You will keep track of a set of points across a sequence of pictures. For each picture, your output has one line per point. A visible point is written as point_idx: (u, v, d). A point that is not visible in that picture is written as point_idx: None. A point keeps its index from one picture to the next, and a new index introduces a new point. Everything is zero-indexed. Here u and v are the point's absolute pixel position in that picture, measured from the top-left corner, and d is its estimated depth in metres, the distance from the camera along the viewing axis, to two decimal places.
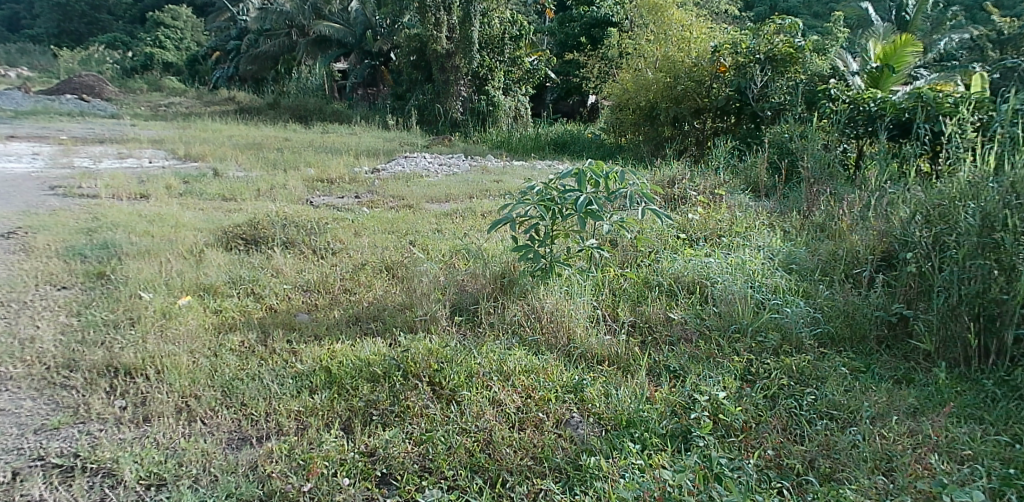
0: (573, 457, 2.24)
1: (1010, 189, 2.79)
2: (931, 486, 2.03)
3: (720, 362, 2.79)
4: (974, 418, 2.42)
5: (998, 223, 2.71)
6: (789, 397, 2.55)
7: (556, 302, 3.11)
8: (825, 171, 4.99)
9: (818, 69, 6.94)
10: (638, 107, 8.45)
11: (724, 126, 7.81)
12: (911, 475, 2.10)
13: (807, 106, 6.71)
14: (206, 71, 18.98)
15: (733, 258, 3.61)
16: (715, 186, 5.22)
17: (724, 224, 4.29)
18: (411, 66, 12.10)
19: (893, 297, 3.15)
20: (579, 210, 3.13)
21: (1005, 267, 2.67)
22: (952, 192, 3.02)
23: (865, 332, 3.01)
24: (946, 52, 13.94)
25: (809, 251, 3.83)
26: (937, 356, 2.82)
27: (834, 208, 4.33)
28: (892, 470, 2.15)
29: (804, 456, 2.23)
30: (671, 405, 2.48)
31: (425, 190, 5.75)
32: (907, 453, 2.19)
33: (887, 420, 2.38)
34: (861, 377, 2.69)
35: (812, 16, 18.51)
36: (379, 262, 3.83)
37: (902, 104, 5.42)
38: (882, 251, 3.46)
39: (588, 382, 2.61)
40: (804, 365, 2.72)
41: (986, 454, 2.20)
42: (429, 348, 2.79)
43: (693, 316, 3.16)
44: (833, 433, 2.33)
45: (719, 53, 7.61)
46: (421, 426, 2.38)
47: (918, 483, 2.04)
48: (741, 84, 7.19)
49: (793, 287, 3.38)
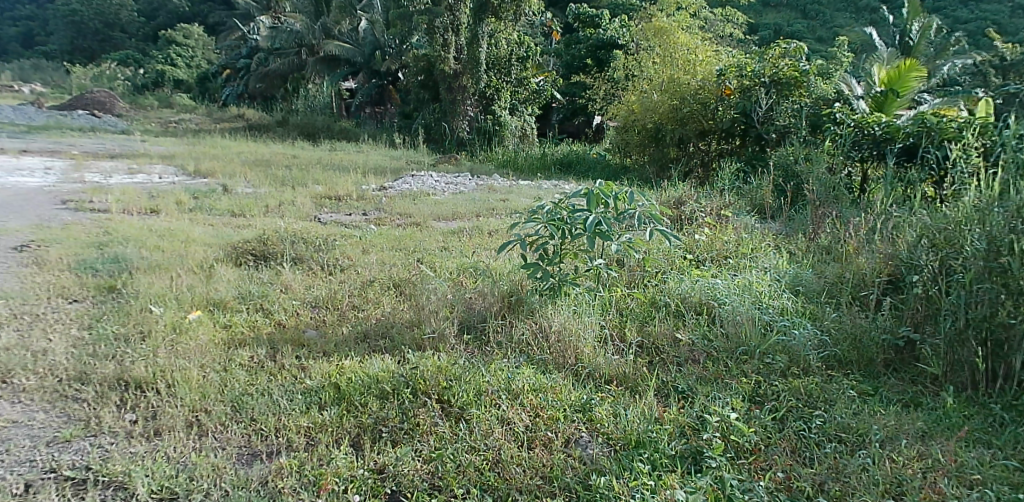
0: (583, 477, 2.24)
1: (1016, 214, 2.79)
2: None
3: (728, 383, 2.80)
4: (982, 441, 2.43)
5: (1004, 248, 2.73)
6: (799, 420, 2.56)
7: (564, 320, 3.12)
8: (830, 194, 5.04)
9: (822, 93, 6.95)
10: (644, 128, 8.48)
11: (729, 148, 7.84)
12: (922, 498, 2.11)
13: (812, 129, 6.75)
14: (216, 88, 19.17)
15: (740, 281, 3.65)
16: (721, 208, 5.27)
17: (730, 245, 4.32)
18: (418, 86, 12.13)
19: (901, 320, 3.16)
20: (587, 230, 3.17)
21: (1012, 291, 2.68)
22: (958, 217, 3.06)
23: (872, 356, 3.02)
24: (950, 77, 13.98)
25: (815, 274, 3.85)
26: (944, 380, 2.83)
27: (840, 230, 4.34)
28: (903, 494, 2.15)
29: (814, 479, 2.23)
30: (681, 426, 2.48)
31: (432, 207, 5.80)
32: (917, 477, 2.20)
33: (896, 443, 2.39)
34: (870, 400, 2.69)
35: (817, 40, 18.64)
36: (387, 280, 3.84)
37: (908, 129, 5.44)
38: (888, 274, 3.49)
39: (598, 402, 2.61)
40: (812, 387, 2.74)
41: (995, 478, 2.20)
42: (438, 365, 2.78)
43: (700, 337, 3.17)
44: (843, 456, 2.34)
45: (724, 76, 7.69)
46: (430, 444, 2.39)
47: None
48: (747, 106, 7.26)
49: (800, 310, 3.40)
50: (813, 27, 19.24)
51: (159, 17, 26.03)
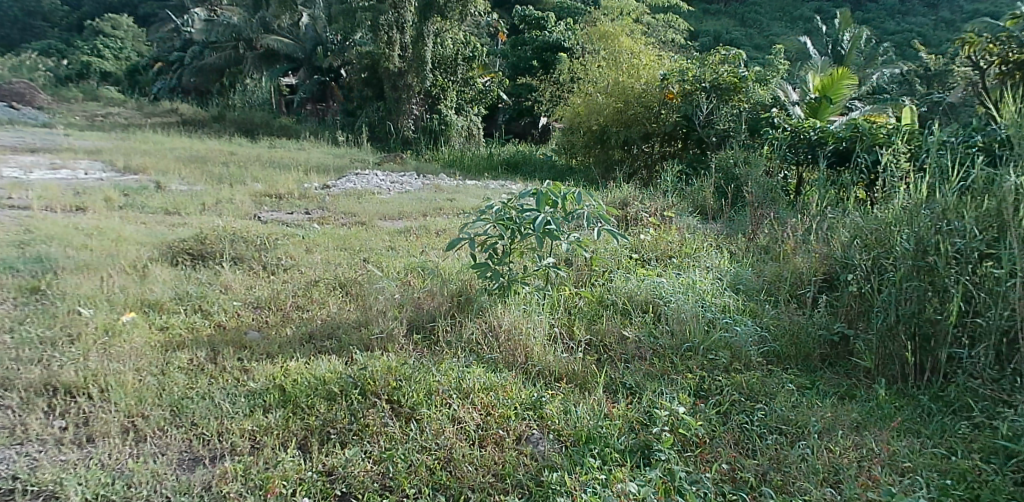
0: (535, 473, 2.24)
1: (942, 216, 2.94)
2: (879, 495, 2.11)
3: (674, 378, 2.86)
4: (912, 431, 2.54)
5: (931, 248, 2.88)
6: (742, 413, 2.62)
7: (514, 319, 3.12)
8: (769, 196, 5.24)
9: (760, 98, 7.24)
10: (590, 130, 8.58)
11: (672, 150, 8.02)
12: (858, 485, 2.19)
13: (750, 134, 6.98)
14: (147, 82, 18.46)
15: (684, 279, 3.73)
16: (665, 209, 5.39)
17: (674, 245, 4.42)
18: (361, 83, 11.94)
19: (835, 317, 3.30)
20: (536, 230, 3.18)
21: (937, 289, 2.84)
22: (888, 218, 3.20)
23: (809, 351, 3.13)
24: (878, 86, 14.67)
25: (755, 272, 3.97)
26: (877, 373, 2.96)
27: (777, 231, 4.49)
28: (840, 482, 2.23)
29: (757, 469, 2.29)
30: (630, 421, 2.51)
31: (377, 206, 5.71)
32: (853, 465, 2.28)
33: (833, 434, 2.48)
34: (808, 393, 2.79)
35: (754, 48, 19.19)
36: (333, 279, 3.76)
37: (841, 134, 5.64)
38: (824, 273, 3.62)
39: (548, 399, 2.63)
40: (753, 381, 2.81)
41: (925, 466, 2.31)
42: (387, 365, 2.73)
43: (647, 334, 3.22)
44: (783, 447, 2.41)
45: (667, 81, 7.83)
46: (380, 445, 2.35)
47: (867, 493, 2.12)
48: (688, 110, 7.42)
49: (740, 307, 3.50)
50: (751, 35, 19.88)
51: (85, 7, 24.90)
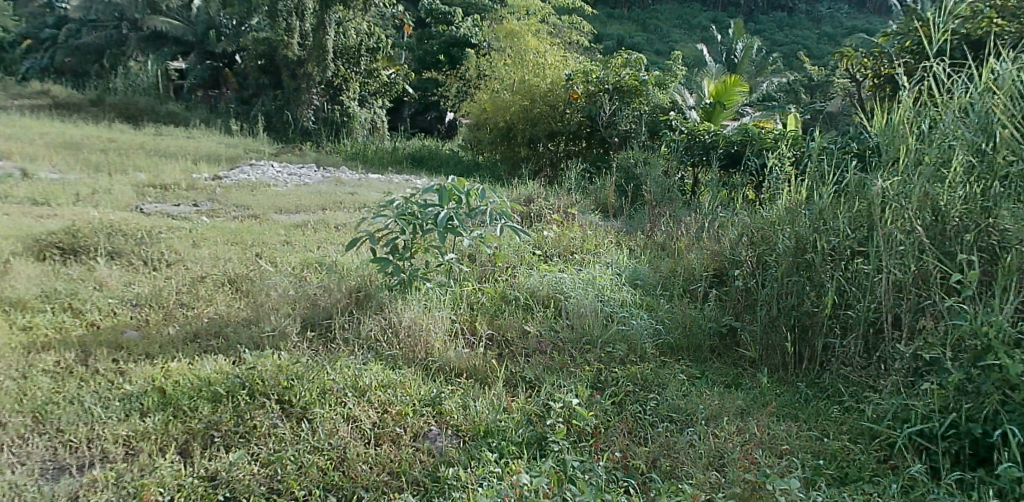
0: (432, 469, 2.20)
1: (820, 215, 3.14)
2: (757, 476, 2.19)
3: (572, 371, 2.90)
4: (791, 416, 2.69)
5: (810, 246, 3.09)
6: (635, 403, 2.70)
7: (415, 315, 3.06)
8: (666, 195, 5.43)
9: (659, 101, 7.52)
10: (495, 127, 8.59)
11: (576, 150, 8.16)
12: (740, 468, 2.28)
13: (649, 135, 7.29)
14: (15, 61, 16.94)
15: (585, 275, 3.79)
16: (568, 206, 5.48)
17: (576, 241, 4.50)
18: (257, 71, 11.42)
19: (723, 310, 3.46)
20: (439, 225, 3.16)
21: (815, 284, 3.05)
22: (772, 217, 3.39)
23: (701, 342, 3.26)
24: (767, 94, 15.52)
25: (652, 268, 4.10)
26: (761, 362, 3.14)
27: (673, 229, 4.65)
28: (724, 466, 2.32)
29: (647, 456, 2.35)
30: (527, 414, 2.52)
31: (273, 200, 5.48)
32: (736, 449, 2.38)
33: (719, 421, 2.58)
34: (698, 382, 2.90)
35: (655, 53, 19.81)
36: (221, 275, 3.57)
37: (732, 138, 5.89)
38: (714, 268, 3.80)
39: (447, 395, 2.60)
40: (647, 372, 2.89)
41: (801, 448, 2.43)
42: (278, 365, 2.62)
43: (547, 328, 3.26)
44: (673, 434, 2.49)
45: (572, 81, 7.94)
46: (269, 446, 2.24)
47: (746, 475, 2.20)
48: (592, 111, 7.58)
49: (637, 301, 3.60)
50: (652, 40, 20.54)
51: None
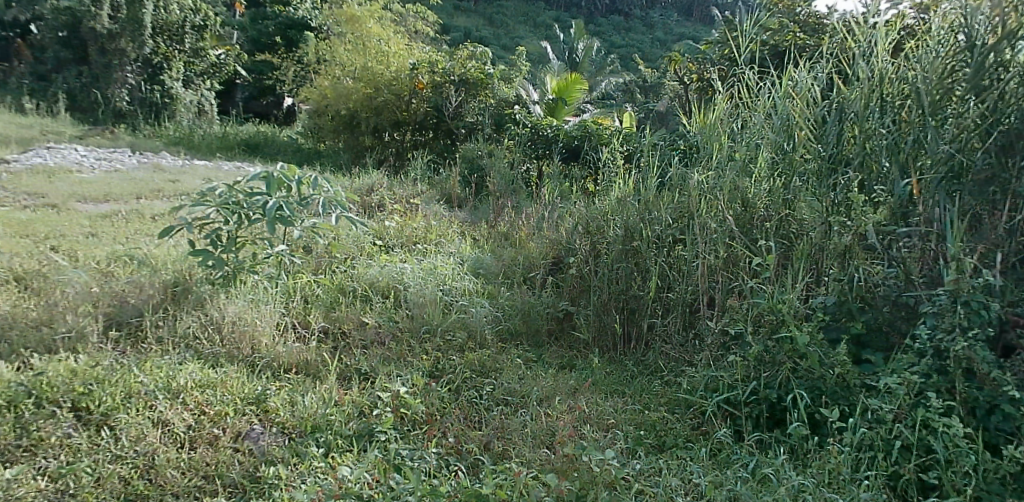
0: (252, 470, 2.08)
1: (644, 207, 3.49)
2: (573, 449, 2.30)
3: (410, 361, 2.93)
4: (618, 392, 2.98)
5: (636, 233, 3.42)
6: (471, 389, 2.79)
7: (240, 309, 2.88)
8: (510, 186, 5.57)
9: (504, 95, 7.65)
10: (337, 114, 8.30)
11: (422, 140, 8.13)
12: (560, 443, 2.39)
13: (495, 127, 7.42)
14: None
15: (426, 265, 3.80)
16: (411, 197, 5.45)
17: (419, 231, 4.50)
18: (57, 44, 10.11)
19: (559, 294, 3.69)
20: (268, 215, 2.95)
21: (641, 270, 3.40)
22: (605, 209, 3.67)
23: (539, 326, 3.46)
24: (606, 93, 16.36)
25: (494, 257, 4.21)
26: (592, 343, 3.43)
27: (515, 220, 4.77)
28: (549, 442, 2.43)
29: (480, 440, 2.40)
30: (359, 406, 2.46)
31: (78, 187, 4.94)
32: (562, 427, 2.49)
33: (551, 400, 2.76)
34: (534, 365, 3.11)
35: (500, 47, 20.07)
36: (6, 272, 3.16)
37: (573, 133, 6.50)
38: (553, 256, 3.96)
39: (272, 392, 2.46)
40: (485, 358, 2.99)
41: (625, 421, 2.70)
42: (72, 368, 2.35)
43: (386, 319, 3.24)
44: (507, 417, 2.60)
45: (417, 70, 7.85)
46: (59, 459, 2.03)
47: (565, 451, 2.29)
48: (437, 101, 7.71)
49: (478, 289, 3.68)
50: (497, 35, 20.86)
51: None
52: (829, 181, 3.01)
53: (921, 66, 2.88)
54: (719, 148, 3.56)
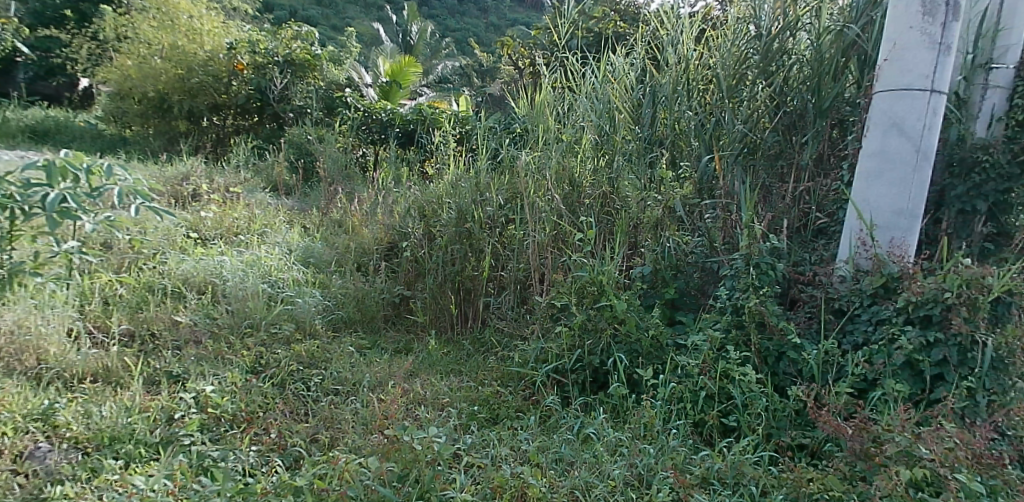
0: (36, 490, 2.00)
1: (476, 190, 3.61)
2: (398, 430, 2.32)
3: (229, 359, 2.83)
4: (456, 371, 3.08)
5: (469, 216, 3.54)
6: (298, 381, 2.77)
7: (19, 316, 2.71)
8: (343, 172, 5.51)
9: (333, 77, 7.49)
10: (144, 97, 7.58)
11: (246, 124, 7.72)
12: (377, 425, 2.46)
13: (326, 112, 7.31)
14: None
15: (248, 257, 3.70)
16: (232, 185, 5.18)
17: (240, 222, 4.38)
18: None
19: (395, 280, 3.76)
20: (48, 209, 2.62)
21: (475, 251, 3.52)
22: (439, 192, 3.77)
23: (373, 313, 3.53)
24: (442, 76, 16.41)
25: (326, 245, 4.14)
26: (430, 325, 3.55)
27: (345, 205, 4.68)
28: (359, 420, 2.51)
29: (306, 433, 2.41)
30: (165, 410, 2.41)
31: None
32: (382, 409, 2.55)
33: (383, 386, 2.80)
34: (367, 352, 3.14)
35: (330, 28, 19.39)
36: None
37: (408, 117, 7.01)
38: (387, 242, 3.97)
39: (62, 406, 2.36)
40: (313, 349, 2.97)
41: (460, 399, 2.78)
42: None
43: (203, 316, 3.10)
44: (339, 405, 2.62)
45: (234, 50, 7.39)
46: None
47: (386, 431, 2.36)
48: (260, 83, 7.23)
49: (308, 279, 3.67)
50: (326, 15, 20.11)
51: None
52: (647, 158, 3.48)
53: (720, 55, 3.35)
54: (545, 129, 3.79)
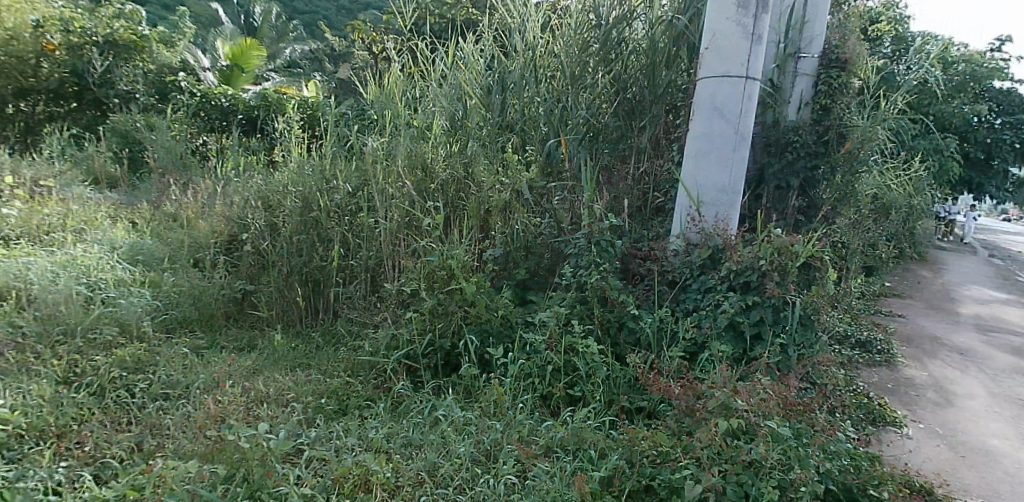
0: None
1: (322, 177, 3.44)
2: (221, 430, 2.27)
3: (36, 370, 2.56)
4: (304, 365, 2.96)
5: (315, 205, 3.38)
6: (121, 388, 2.57)
7: None
8: (179, 162, 5.08)
9: (164, 60, 6.98)
10: None
11: (61, 112, 6.88)
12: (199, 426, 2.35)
13: (158, 98, 6.86)
14: None
15: (61, 257, 3.37)
16: (44, 178, 4.68)
17: (52, 219, 3.98)
18: None
19: (237, 274, 3.53)
20: None
21: (322, 240, 3.38)
22: (285, 180, 3.53)
23: (213, 310, 3.32)
24: (290, 61, 15.66)
25: (156, 241, 3.85)
26: (276, 319, 3.37)
27: (178, 198, 4.34)
28: (183, 416, 2.42)
29: (129, 442, 2.27)
30: None
31: None
32: (206, 408, 2.45)
33: (220, 386, 2.65)
34: (203, 352, 2.95)
35: (161, 7, 17.92)
36: None
37: (252, 103, 6.76)
38: (228, 236, 3.69)
39: None
40: (138, 353, 2.74)
41: (306, 392, 2.67)
42: None
43: (5, 326, 2.78)
44: (167, 410, 2.47)
45: (42, 28, 6.49)
46: None
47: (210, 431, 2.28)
48: (77, 66, 6.55)
49: (135, 278, 3.39)
50: None
51: None
52: (498, 142, 3.47)
53: (564, 44, 3.45)
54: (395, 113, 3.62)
